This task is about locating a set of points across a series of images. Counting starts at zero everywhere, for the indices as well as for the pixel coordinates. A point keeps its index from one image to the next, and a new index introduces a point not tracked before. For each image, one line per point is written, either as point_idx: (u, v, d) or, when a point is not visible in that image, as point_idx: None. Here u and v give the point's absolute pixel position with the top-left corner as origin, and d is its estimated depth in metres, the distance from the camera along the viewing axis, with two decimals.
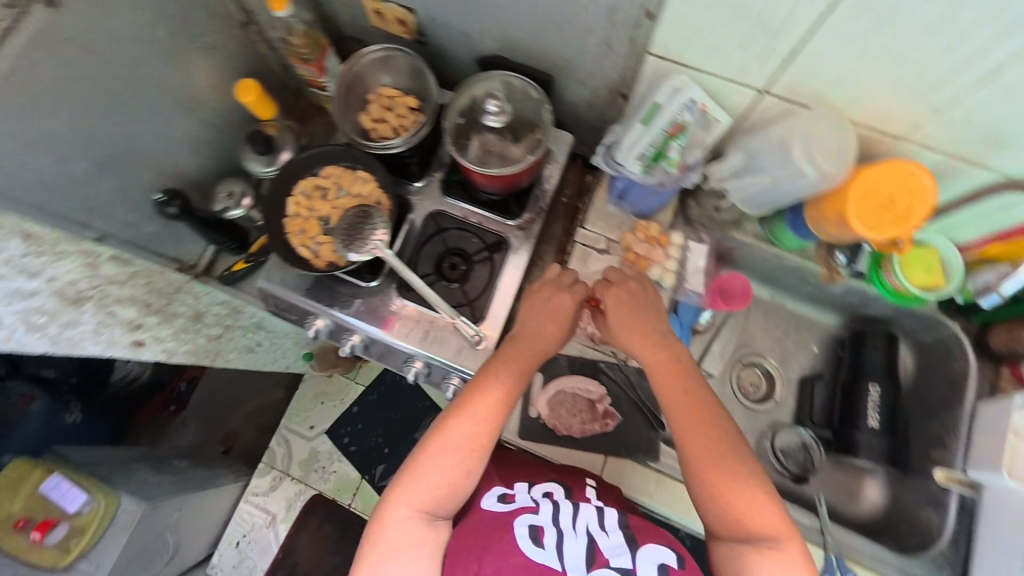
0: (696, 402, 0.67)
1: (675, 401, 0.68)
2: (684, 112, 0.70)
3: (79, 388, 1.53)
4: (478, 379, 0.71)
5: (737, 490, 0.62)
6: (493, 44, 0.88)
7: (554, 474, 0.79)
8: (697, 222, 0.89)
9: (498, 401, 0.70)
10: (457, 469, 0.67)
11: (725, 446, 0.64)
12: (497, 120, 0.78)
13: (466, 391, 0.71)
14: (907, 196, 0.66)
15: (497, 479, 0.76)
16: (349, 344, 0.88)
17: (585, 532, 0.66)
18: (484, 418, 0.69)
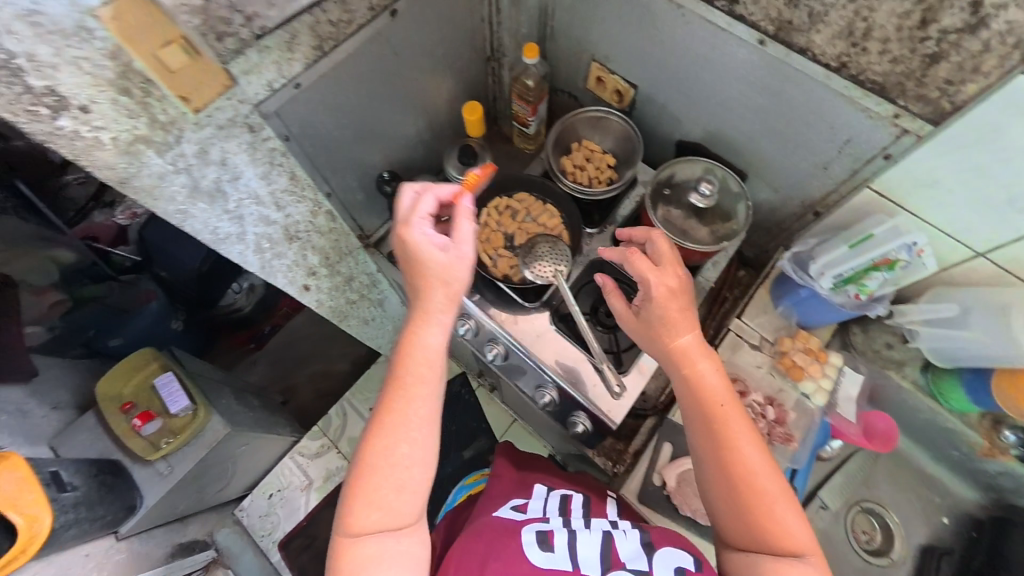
0: (715, 402, 0.63)
1: (696, 399, 0.64)
2: (900, 250, 0.72)
3: (189, 301, 1.61)
4: (409, 333, 0.66)
5: (764, 498, 0.59)
6: (697, 133, 0.96)
7: (581, 488, 0.85)
8: (856, 350, 0.88)
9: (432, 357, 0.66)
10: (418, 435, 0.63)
11: (753, 453, 0.61)
12: (702, 202, 0.84)
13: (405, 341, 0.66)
14: None
15: (516, 492, 0.84)
16: (491, 352, 0.93)
17: (601, 531, 0.69)
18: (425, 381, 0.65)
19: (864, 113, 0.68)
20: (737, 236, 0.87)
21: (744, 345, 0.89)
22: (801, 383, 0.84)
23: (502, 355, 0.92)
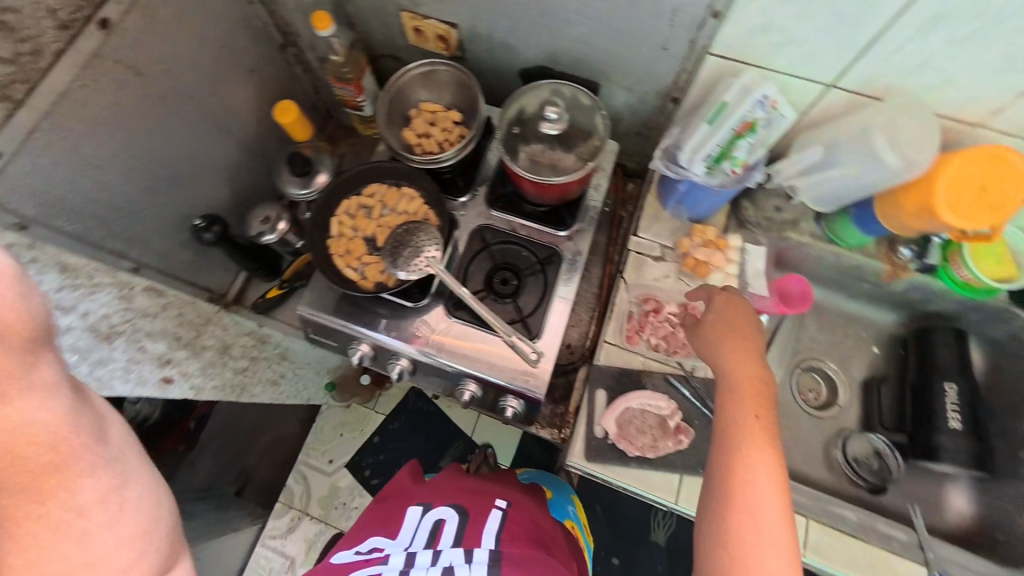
0: (755, 398, 0.61)
1: (733, 388, 0.62)
2: (755, 109, 0.67)
3: None
4: None
5: (748, 487, 0.55)
6: (539, 56, 0.87)
7: (460, 499, 0.81)
8: (753, 224, 0.85)
9: None
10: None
11: (760, 448, 0.57)
12: (555, 127, 0.74)
13: None
14: (997, 181, 0.60)
15: (391, 517, 0.81)
16: (396, 368, 0.82)
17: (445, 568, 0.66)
18: None
19: None
20: (603, 151, 0.79)
21: (647, 261, 0.84)
22: (710, 277, 0.82)
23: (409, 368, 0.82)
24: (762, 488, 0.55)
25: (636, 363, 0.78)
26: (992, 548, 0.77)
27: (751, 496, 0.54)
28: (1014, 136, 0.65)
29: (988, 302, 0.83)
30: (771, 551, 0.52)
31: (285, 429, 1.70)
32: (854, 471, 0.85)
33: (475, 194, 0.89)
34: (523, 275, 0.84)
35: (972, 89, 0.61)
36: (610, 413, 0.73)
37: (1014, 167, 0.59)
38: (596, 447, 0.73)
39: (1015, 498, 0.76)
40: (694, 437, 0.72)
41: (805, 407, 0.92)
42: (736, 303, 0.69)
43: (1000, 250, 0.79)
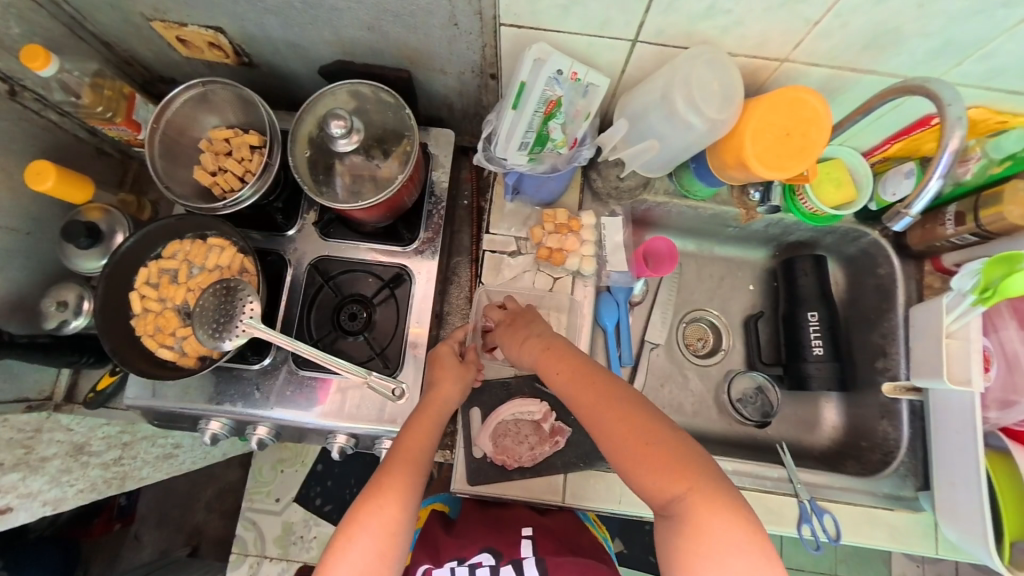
0: (634, 428, 0.55)
1: (613, 434, 0.55)
2: (553, 86, 0.61)
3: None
4: (365, 499, 0.59)
5: (698, 522, 0.50)
6: (330, 50, 0.73)
7: (486, 536, 0.76)
8: (604, 195, 0.81)
9: (388, 523, 0.58)
10: (372, 564, 0.57)
11: (674, 470, 0.52)
12: (350, 141, 0.65)
13: (356, 505, 0.59)
14: (801, 125, 0.59)
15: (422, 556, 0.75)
16: (256, 438, 0.75)
17: None
18: (389, 514, 0.58)
19: None
20: (419, 152, 0.70)
21: (504, 259, 0.79)
22: (567, 263, 0.78)
23: (271, 434, 0.75)
24: (712, 526, 0.50)
25: (508, 370, 0.77)
26: (856, 456, 0.83)
27: (704, 530, 0.50)
28: (821, 67, 0.61)
29: (837, 226, 0.84)
30: (748, 550, 0.49)
31: (225, 476, 1.59)
32: (739, 411, 0.89)
33: (304, 224, 0.79)
34: (374, 305, 0.76)
35: (767, 30, 0.56)
36: (484, 431, 0.73)
37: (811, 109, 0.59)
38: (476, 469, 0.72)
39: (874, 406, 0.82)
40: (571, 434, 0.73)
41: (692, 357, 0.94)
42: (520, 318, 0.70)
43: (839, 173, 0.78)
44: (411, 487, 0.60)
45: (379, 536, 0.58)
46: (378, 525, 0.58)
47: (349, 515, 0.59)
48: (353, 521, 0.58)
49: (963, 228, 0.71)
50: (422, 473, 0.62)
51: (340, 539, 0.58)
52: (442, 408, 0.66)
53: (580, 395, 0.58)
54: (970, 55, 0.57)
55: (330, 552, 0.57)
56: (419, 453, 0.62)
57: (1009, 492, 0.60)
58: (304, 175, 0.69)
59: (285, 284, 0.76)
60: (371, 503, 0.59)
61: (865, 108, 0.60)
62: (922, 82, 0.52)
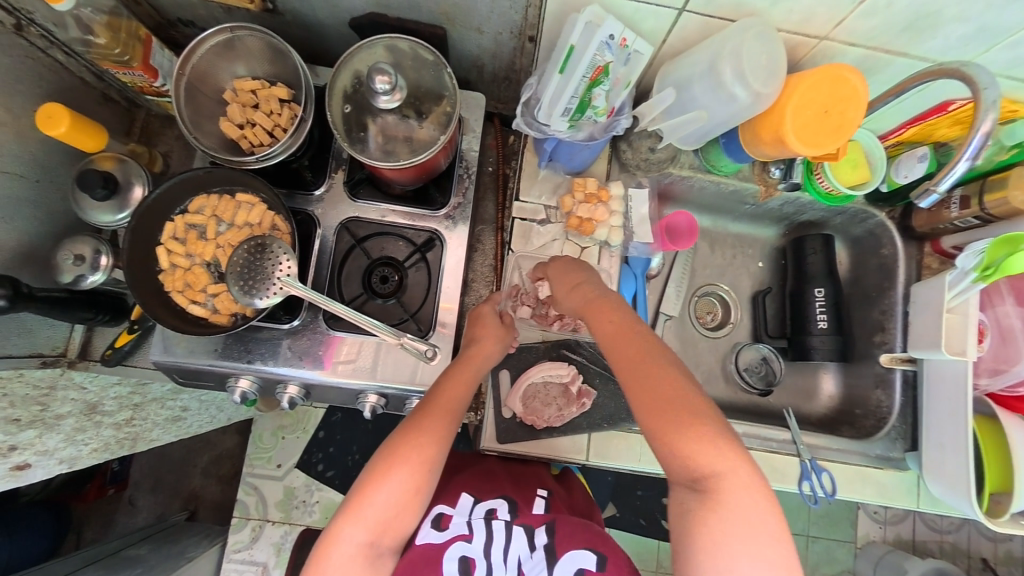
0: (673, 393, 0.57)
1: (648, 402, 0.58)
2: (604, 51, 0.61)
3: None
4: (406, 433, 0.62)
5: (723, 498, 0.54)
6: (365, 2, 0.70)
7: (504, 487, 0.79)
8: (633, 166, 0.82)
9: (423, 459, 0.61)
10: (406, 496, 0.61)
11: (704, 442, 0.55)
12: (392, 99, 0.63)
13: (398, 436, 0.62)
14: (839, 103, 0.61)
15: (440, 497, 0.77)
16: (286, 396, 0.76)
17: (515, 564, 0.69)
18: (426, 453, 0.61)
19: None
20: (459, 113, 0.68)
21: (534, 227, 0.81)
22: (595, 234, 0.80)
23: (300, 393, 0.75)
24: (731, 493, 0.54)
25: (534, 336, 0.79)
26: (849, 421, 0.90)
27: (728, 503, 0.54)
28: (857, 47, 0.63)
29: (849, 207, 0.88)
30: (762, 521, 0.53)
31: (222, 443, 1.58)
32: (744, 379, 0.95)
33: (332, 183, 0.77)
34: (404, 268, 0.76)
35: (817, 7, 0.57)
36: (513, 394, 0.75)
37: (851, 88, 0.60)
38: (505, 428, 0.74)
39: (869, 376, 0.88)
40: (597, 396, 0.75)
41: (702, 329, 0.99)
42: (564, 266, 0.72)
43: (856, 154, 0.82)
44: (446, 432, 0.63)
45: (415, 472, 0.61)
46: (417, 461, 0.61)
47: (387, 451, 0.62)
48: (391, 451, 0.61)
49: (967, 211, 0.75)
50: (457, 420, 0.64)
51: (377, 471, 0.61)
52: (476, 362, 0.67)
53: (620, 349, 0.61)
54: (998, 43, 0.60)
55: (366, 478, 0.61)
56: (453, 404, 0.64)
57: (993, 449, 0.67)
58: (340, 130, 0.68)
59: (313, 244, 0.75)
60: (408, 436, 0.62)
61: (898, 89, 0.63)
62: (959, 66, 0.55)
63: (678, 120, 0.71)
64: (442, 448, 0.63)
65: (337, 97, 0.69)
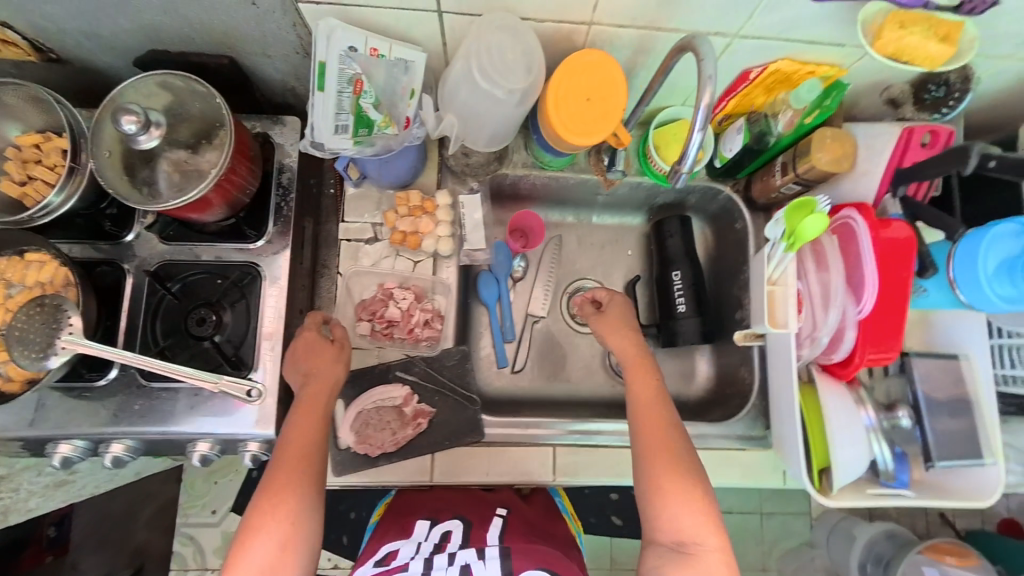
0: (674, 460, 0.63)
1: (659, 467, 0.63)
2: (351, 65, 0.60)
3: None
4: (262, 497, 0.59)
5: (701, 560, 0.58)
6: (137, 39, 0.67)
7: (458, 507, 0.73)
8: (461, 172, 0.81)
9: (286, 517, 0.58)
10: (275, 560, 0.57)
11: (688, 516, 0.60)
12: (150, 137, 0.60)
13: (256, 502, 0.59)
14: (600, 90, 0.57)
15: (392, 535, 0.69)
16: (112, 455, 0.72)
17: (460, 567, 0.59)
18: (284, 510, 0.58)
19: None
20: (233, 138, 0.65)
21: (362, 247, 0.78)
22: (424, 246, 0.78)
23: (130, 451, 0.72)
24: (704, 554, 0.58)
25: (371, 358, 0.76)
26: (723, 401, 0.87)
27: (706, 568, 0.58)
28: (626, 27, 0.61)
29: (693, 186, 0.86)
30: None
31: None
32: (618, 373, 0.93)
33: (141, 228, 0.74)
34: (223, 307, 0.74)
35: None
36: (345, 422, 0.72)
37: (608, 74, 0.56)
38: (341, 460, 0.72)
39: (736, 353, 0.86)
40: (434, 414, 0.74)
41: (577, 325, 0.95)
42: (622, 310, 0.78)
43: (683, 134, 0.77)
44: (310, 475, 0.61)
45: (279, 532, 0.57)
46: (278, 523, 0.58)
47: (248, 519, 0.58)
48: (260, 509, 0.58)
49: (787, 176, 0.71)
50: (316, 461, 0.62)
51: (239, 543, 0.57)
52: (314, 401, 0.65)
53: (648, 410, 0.68)
54: (755, 9, 0.57)
55: (236, 545, 0.57)
56: (312, 447, 0.62)
57: (813, 427, 0.65)
58: (122, 187, 0.63)
59: (125, 292, 0.72)
60: (263, 499, 0.58)
61: (664, 69, 0.58)
62: (689, 38, 0.51)
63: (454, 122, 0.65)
64: (306, 500, 0.60)
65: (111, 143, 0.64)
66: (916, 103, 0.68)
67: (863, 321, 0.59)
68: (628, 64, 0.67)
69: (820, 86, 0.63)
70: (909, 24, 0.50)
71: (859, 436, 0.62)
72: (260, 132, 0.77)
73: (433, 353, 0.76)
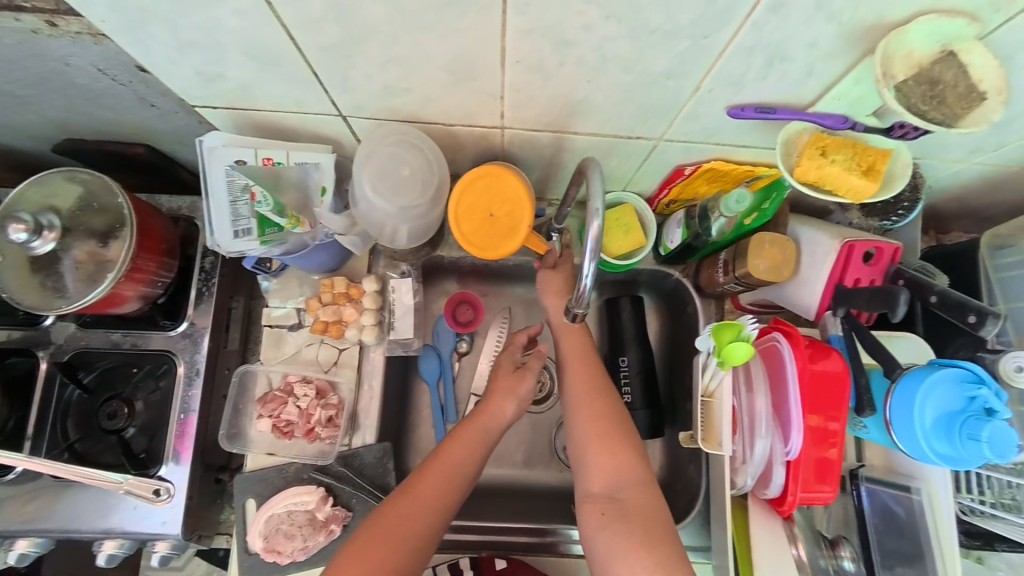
0: (607, 421, 0.63)
1: (593, 426, 0.63)
2: (242, 177, 0.57)
3: None
4: (381, 519, 0.58)
5: (640, 518, 0.57)
6: (50, 129, 0.66)
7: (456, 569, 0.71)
8: (392, 255, 0.77)
9: (401, 541, 0.57)
10: None
11: (617, 465, 0.60)
12: (47, 239, 0.59)
13: (373, 525, 0.58)
14: (502, 206, 0.56)
15: None
16: (18, 552, 0.69)
17: None
18: (406, 533, 0.58)
19: (43, 33, 0.47)
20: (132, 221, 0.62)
21: (284, 333, 0.75)
22: (347, 335, 0.74)
23: (36, 547, 0.69)
24: (639, 503, 0.58)
25: (288, 457, 0.72)
26: (671, 498, 0.81)
27: (644, 521, 0.57)
28: (541, 131, 0.56)
29: (640, 268, 0.81)
30: (671, 559, 0.55)
31: None
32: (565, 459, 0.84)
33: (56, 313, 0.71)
34: (137, 396, 0.72)
35: (460, 103, 0.51)
36: (255, 524, 0.68)
37: (509, 189, 0.56)
38: (249, 565, 0.69)
39: (685, 449, 0.80)
40: (350, 518, 0.70)
41: None
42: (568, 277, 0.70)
43: (628, 218, 0.70)
44: (441, 499, 0.61)
45: (393, 558, 0.56)
46: (393, 549, 0.56)
47: (359, 542, 0.57)
48: (362, 545, 0.57)
49: (728, 276, 0.66)
50: (460, 485, 0.63)
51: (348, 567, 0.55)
52: (492, 419, 0.69)
53: (579, 373, 0.67)
54: (674, 118, 0.52)
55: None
56: (457, 463, 0.64)
57: (744, 559, 0.60)
58: (28, 296, 0.60)
59: (38, 381, 0.70)
60: (380, 520, 0.58)
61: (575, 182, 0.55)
62: (589, 160, 0.49)
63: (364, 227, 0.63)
64: (433, 522, 0.60)
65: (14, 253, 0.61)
66: (863, 206, 0.61)
67: (791, 461, 0.54)
68: (552, 158, 0.63)
69: (749, 195, 0.58)
70: (831, 152, 0.47)
71: None
72: (184, 214, 0.75)
73: (353, 450, 0.72)
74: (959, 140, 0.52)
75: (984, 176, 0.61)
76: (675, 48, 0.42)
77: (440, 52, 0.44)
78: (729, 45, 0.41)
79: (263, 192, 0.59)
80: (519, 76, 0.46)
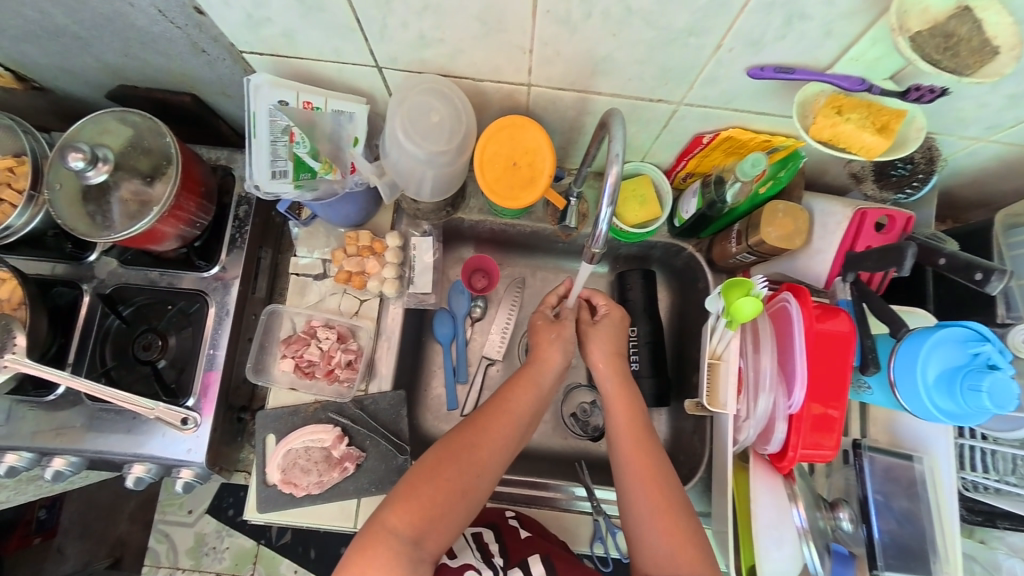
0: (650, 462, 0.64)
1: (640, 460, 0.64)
2: (284, 119, 0.61)
3: None
4: (471, 424, 0.65)
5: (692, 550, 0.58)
6: (105, 75, 0.71)
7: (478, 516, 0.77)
8: (414, 215, 0.80)
9: (495, 445, 0.64)
10: (472, 483, 0.61)
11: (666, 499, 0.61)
12: (99, 172, 0.63)
13: (469, 425, 0.65)
14: (525, 155, 0.60)
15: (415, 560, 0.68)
16: (53, 469, 0.74)
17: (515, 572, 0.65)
18: (494, 438, 0.64)
19: None
20: (179, 164, 0.66)
21: (309, 283, 0.78)
22: (369, 287, 0.77)
23: (70, 466, 0.74)
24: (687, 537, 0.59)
25: (307, 398, 0.76)
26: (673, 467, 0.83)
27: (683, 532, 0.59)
28: (565, 91, 0.59)
29: (653, 241, 0.82)
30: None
31: None
32: (570, 426, 0.86)
33: (101, 250, 0.76)
34: (169, 332, 0.77)
35: (489, 57, 0.54)
36: (275, 457, 0.72)
37: (532, 140, 0.59)
38: (266, 496, 0.72)
39: (689, 420, 0.81)
40: (363, 459, 0.73)
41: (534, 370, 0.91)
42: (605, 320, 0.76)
43: (645, 190, 0.72)
44: (503, 438, 0.64)
45: (482, 455, 0.62)
46: (484, 452, 0.63)
47: (451, 440, 0.63)
48: (433, 466, 0.60)
49: (742, 245, 0.67)
50: (516, 428, 0.66)
51: (436, 458, 0.61)
52: (547, 365, 0.72)
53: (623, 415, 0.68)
54: (695, 80, 0.54)
55: (397, 498, 0.58)
56: (517, 410, 0.67)
57: (743, 519, 0.62)
58: (80, 225, 0.64)
59: (81, 310, 0.75)
60: (469, 424, 0.65)
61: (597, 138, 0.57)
62: (614, 111, 0.51)
63: (394, 176, 0.66)
64: (514, 440, 0.66)
65: (66, 180, 0.66)
66: (878, 178, 0.64)
67: (793, 415, 0.56)
68: (574, 121, 0.66)
69: (766, 160, 0.59)
70: (847, 110, 0.49)
71: (787, 536, 0.59)
72: (221, 164, 0.79)
73: (369, 394, 0.76)
74: (974, 113, 0.53)
75: (1000, 158, 0.62)
76: (698, 2, 0.44)
77: (475, 2, 0.46)
78: (751, 1, 0.43)
79: (301, 135, 0.63)
80: (549, 28, 0.49)
